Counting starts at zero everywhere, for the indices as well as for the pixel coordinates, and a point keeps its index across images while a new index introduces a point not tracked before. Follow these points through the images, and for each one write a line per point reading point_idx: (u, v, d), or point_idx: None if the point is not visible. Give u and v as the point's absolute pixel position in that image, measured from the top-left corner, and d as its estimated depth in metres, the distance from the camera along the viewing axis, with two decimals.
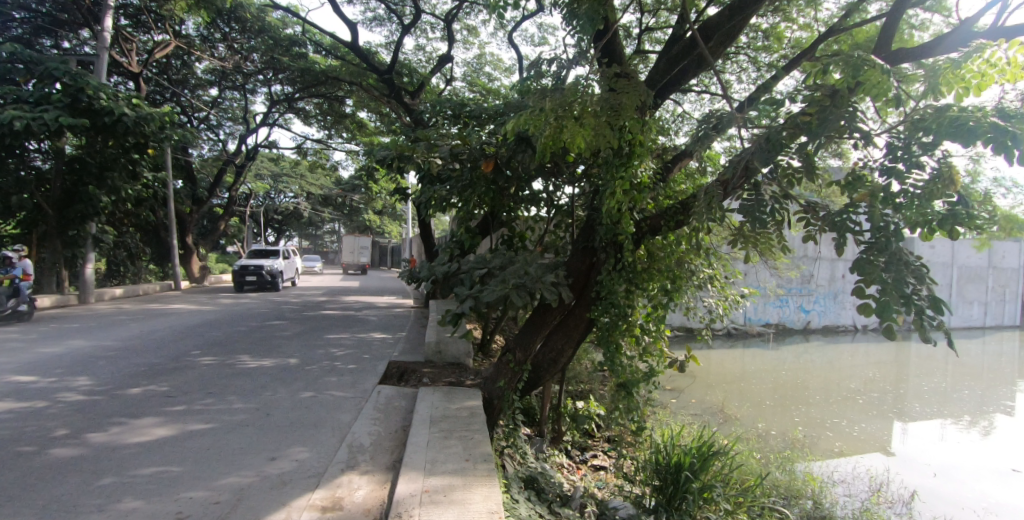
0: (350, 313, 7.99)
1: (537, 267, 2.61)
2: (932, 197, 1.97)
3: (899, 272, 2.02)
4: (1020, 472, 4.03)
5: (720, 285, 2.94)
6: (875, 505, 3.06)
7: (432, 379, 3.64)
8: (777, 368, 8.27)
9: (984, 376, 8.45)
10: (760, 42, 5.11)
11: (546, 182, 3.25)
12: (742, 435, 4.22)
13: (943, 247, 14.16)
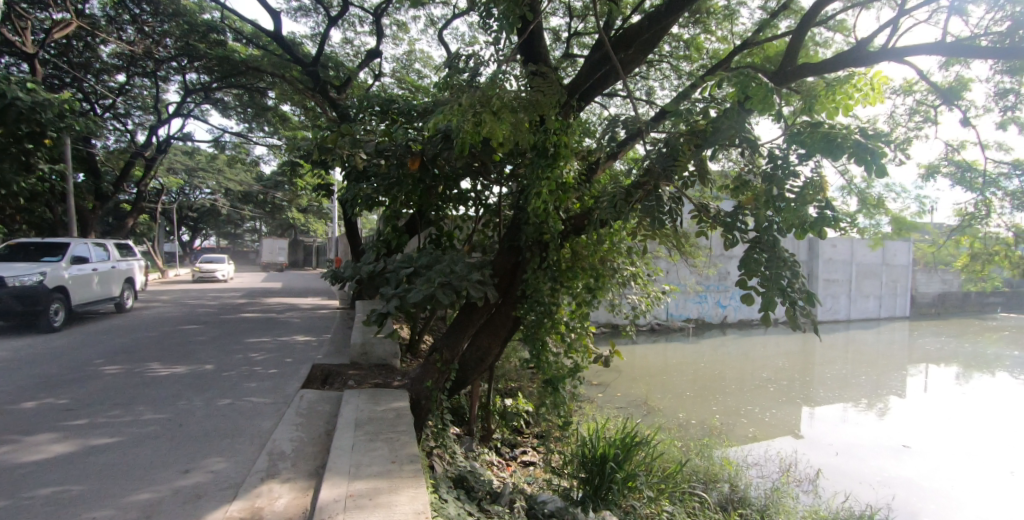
0: (273, 316, 7.63)
1: (462, 265, 2.64)
2: (804, 202, 2.14)
3: (780, 268, 2.20)
4: (910, 448, 4.53)
5: (643, 282, 3.05)
6: (785, 484, 3.29)
7: (357, 381, 3.55)
8: (696, 361, 8.78)
9: (878, 363, 9.37)
10: (682, 52, 5.33)
11: (474, 182, 3.24)
12: (665, 426, 4.44)
13: (845, 247, 15.51)
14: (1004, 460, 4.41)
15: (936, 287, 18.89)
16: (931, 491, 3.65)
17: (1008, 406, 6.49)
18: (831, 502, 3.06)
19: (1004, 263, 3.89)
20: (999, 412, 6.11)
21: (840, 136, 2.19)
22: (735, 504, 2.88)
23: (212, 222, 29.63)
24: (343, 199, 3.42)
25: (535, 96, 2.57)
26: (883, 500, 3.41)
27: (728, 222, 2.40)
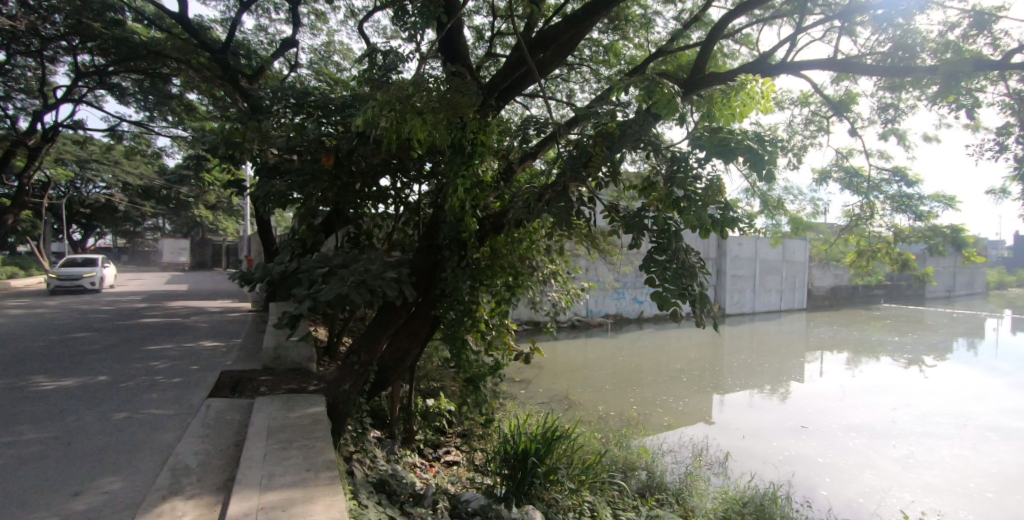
0: (179, 321, 7.10)
1: (378, 265, 2.72)
2: (707, 202, 2.22)
3: (681, 270, 2.26)
4: (806, 428, 4.99)
5: (562, 280, 3.21)
6: (697, 468, 3.50)
7: (270, 388, 3.41)
8: (614, 355, 9.17)
9: (778, 351, 10.26)
10: (600, 57, 5.51)
11: (394, 179, 3.37)
12: (585, 419, 4.60)
13: (751, 245, 16.77)
14: (884, 435, 4.96)
15: (830, 281, 20.88)
16: (827, 467, 4.02)
17: (885, 386, 7.32)
18: (737, 481, 3.28)
19: (882, 258, 4.37)
20: (878, 393, 6.88)
21: (736, 143, 2.29)
22: (652, 491, 3.03)
23: (109, 220, 26.91)
24: (255, 196, 3.27)
25: (453, 96, 2.68)
26: (784, 477, 3.70)
27: (636, 221, 2.40)
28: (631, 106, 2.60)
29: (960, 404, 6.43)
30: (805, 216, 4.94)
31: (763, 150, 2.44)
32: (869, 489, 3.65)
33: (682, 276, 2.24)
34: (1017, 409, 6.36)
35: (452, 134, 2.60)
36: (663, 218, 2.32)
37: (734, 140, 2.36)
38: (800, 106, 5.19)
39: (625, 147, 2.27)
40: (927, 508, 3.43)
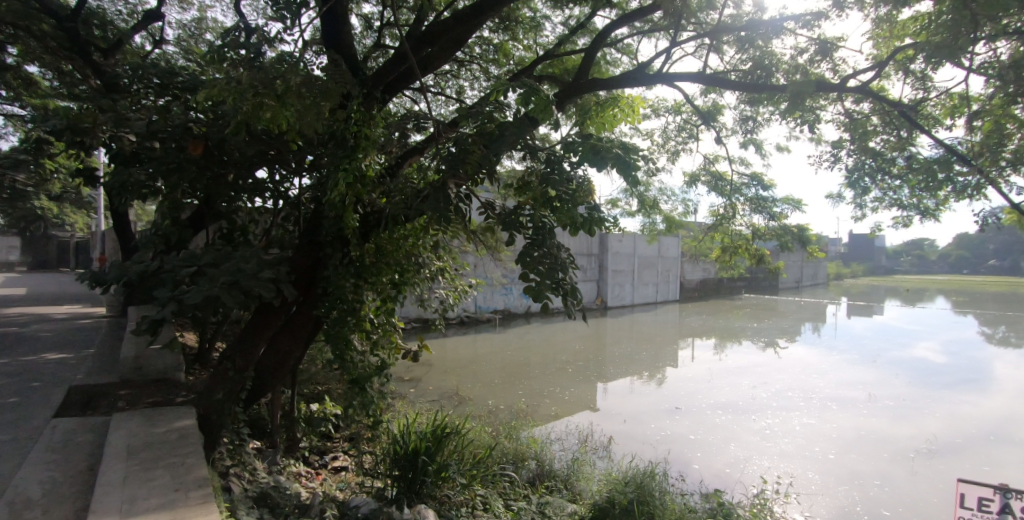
0: (10, 331, 6.04)
1: (253, 263, 2.56)
2: (577, 202, 2.44)
3: (553, 265, 2.37)
4: (678, 409, 5.48)
5: (450, 278, 3.38)
6: (583, 453, 3.70)
7: (130, 403, 3.06)
8: (502, 350, 9.41)
9: (652, 340, 11.20)
10: (490, 56, 5.57)
11: (272, 171, 3.28)
12: (475, 414, 4.68)
13: (630, 242, 18.05)
14: (746, 410, 5.61)
15: (699, 275, 23.14)
16: (703, 443, 4.43)
17: (746, 368, 8.28)
18: (619, 462, 3.53)
19: (742, 254, 4.92)
20: (740, 373, 7.77)
21: (602, 147, 2.40)
22: (542, 479, 3.18)
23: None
24: (108, 187, 2.94)
25: (326, 84, 2.69)
26: (661, 455, 4.04)
27: (509, 220, 2.46)
28: (508, 109, 2.65)
29: (803, 380, 7.47)
30: (677, 216, 5.41)
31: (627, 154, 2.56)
32: (736, 460, 4.09)
33: (556, 271, 2.36)
34: (846, 381, 7.54)
35: (316, 117, 2.62)
36: (538, 214, 2.46)
37: (600, 144, 2.47)
38: (673, 114, 5.62)
39: (505, 147, 2.34)
40: (781, 471, 3.94)
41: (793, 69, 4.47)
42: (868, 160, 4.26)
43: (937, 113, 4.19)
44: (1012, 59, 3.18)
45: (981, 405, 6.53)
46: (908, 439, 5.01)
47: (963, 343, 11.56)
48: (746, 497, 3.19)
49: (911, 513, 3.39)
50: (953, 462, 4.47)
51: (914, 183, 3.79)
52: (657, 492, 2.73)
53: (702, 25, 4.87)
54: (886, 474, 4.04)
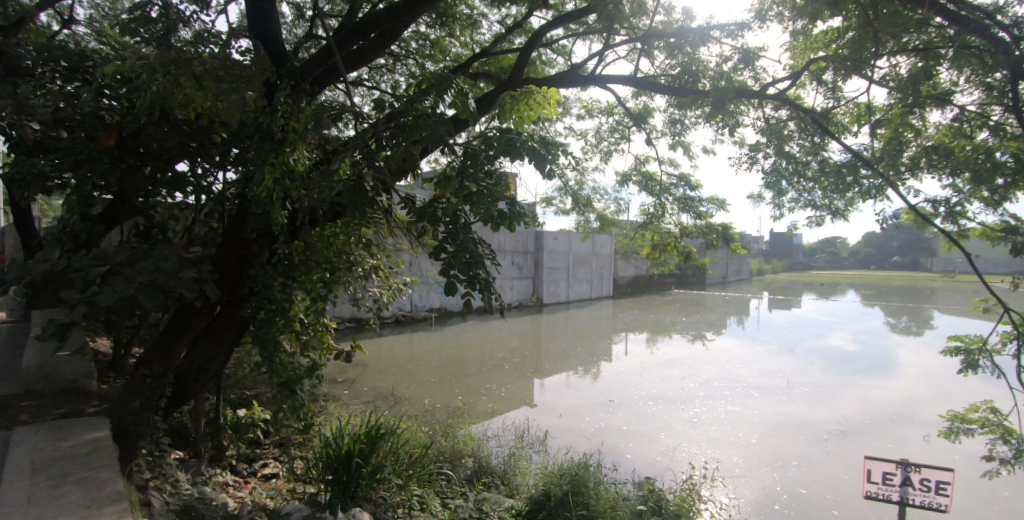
0: None
1: (173, 261, 2.42)
2: (496, 195, 2.39)
3: (468, 258, 2.28)
4: (611, 401, 5.69)
5: (383, 275, 3.47)
6: (519, 449, 3.75)
7: (32, 415, 2.79)
8: (439, 348, 9.43)
9: (587, 335, 11.57)
10: (427, 52, 5.52)
11: (193, 163, 3.14)
12: (409, 414, 4.68)
13: (564, 240, 18.41)
14: (678, 401, 5.89)
15: (632, 271, 24.02)
16: (639, 433, 4.62)
17: (678, 360, 8.69)
18: (554, 456, 3.62)
19: (671, 251, 5.13)
20: (673, 366, 8.13)
21: (520, 142, 2.34)
22: (479, 474, 3.24)
23: None
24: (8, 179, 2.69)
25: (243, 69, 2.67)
26: (596, 446, 4.17)
27: (427, 210, 2.38)
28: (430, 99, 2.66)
29: (729, 370, 7.94)
30: (611, 214, 5.59)
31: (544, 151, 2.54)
32: (670, 448, 4.29)
33: (474, 265, 2.28)
34: (766, 370, 8.05)
35: (234, 105, 2.59)
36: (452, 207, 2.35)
37: (518, 140, 2.42)
38: (606, 114, 5.78)
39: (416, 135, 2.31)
40: (708, 457, 4.17)
41: (718, 75, 4.65)
42: (785, 163, 4.52)
43: (844, 120, 4.49)
44: (911, 72, 3.46)
45: (883, 388, 7.20)
46: (822, 422, 5.45)
47: (869, 332, 12.71)
48: (675, 483, 3.37)
49: (825, 490, 3.69)
50: (860, 441, 4.91)
51: (825, 185, 4.08)
52: (591, 482, 2.82)
53: (634, 30, 5.05)
54: (804, 454, 4.37)
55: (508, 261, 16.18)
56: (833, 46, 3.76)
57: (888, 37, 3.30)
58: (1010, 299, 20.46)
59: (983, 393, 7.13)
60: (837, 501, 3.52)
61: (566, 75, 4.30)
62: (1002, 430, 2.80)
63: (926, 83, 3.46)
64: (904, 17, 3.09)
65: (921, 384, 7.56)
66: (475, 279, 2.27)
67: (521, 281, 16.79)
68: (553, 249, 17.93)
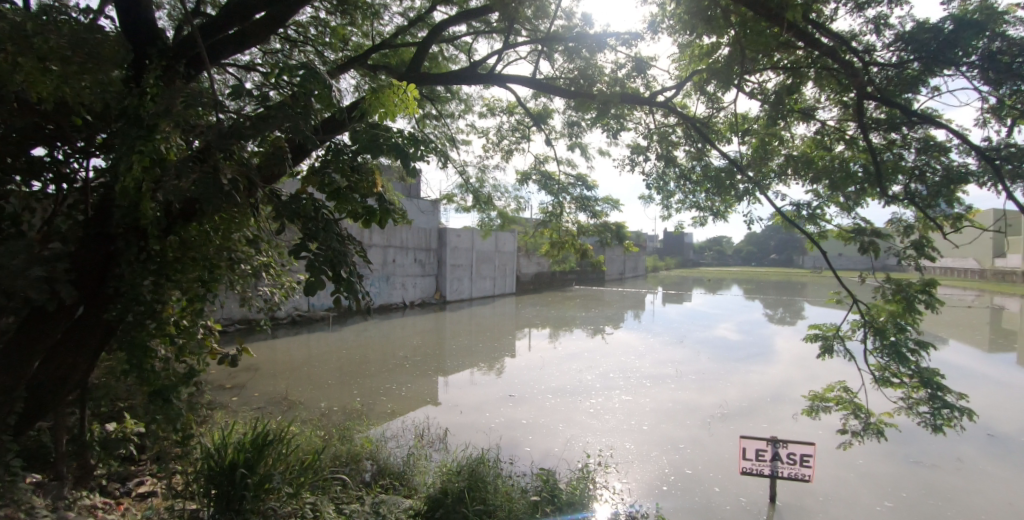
0: None
1: (21, 259, 2.15)
2: (358, 190, 2.65)
3: (330, 257, 2.30)
4: (512, 395, 6.23)
5: (275, 273, 3.49)
6: (418, 448, 4.06)
7: None
8: (339, 348, 9.57)
9: (491, 332, 12.10)
10: (325, 39, 5.38)
11: (53, 148, 2.80)
12: (306, 418, 5.06)
13: (467, 237, 18.76)
14: (576, 393, 6.43)
15: (535, 268, 24.94)
16: (540, 426, 5.08)
17: (578, 353, 9.30)
18: (451, 453, 4.00)
19: (568, 249, 5.39)
20: (574, 359, 8.71)
21: (382, 142, 2.41)
22: (380, 475, 3.55)
23: None
24: None
25: (98, 53, 2.51)
26: (494, 441, 4.58)
27: (288, 205, 2.39)
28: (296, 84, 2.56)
29: (625, 361, 8.58)
30: (509, 212, 5.83)
31: (409, 146, 2.68)
32: (571, 441, 4.74)
33: (339, 264, 2.32)
34: (660, 360, 8.76)
35: (90, 96, 2.43)
36: (310, 206, 2.39)
37: (382, 138, 2.48)
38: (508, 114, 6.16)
39: (270, 127, 2.24)
40: (602, 446, 4.68)
41: (612, 82, 4.95)
42: (674, 167, 4.92)
43: (721, 128, 4.97)
44: (782, 87, 3.83)
45: (763, 372, 8.06)
46: (708, 406, 6.10)
47: (750, 322, 14.19)
48: (572, 473, 3.73)
49: (708, 469, 4.28)
50: (740, 421, 5.57)
51: (708, 188, 4.52)
52: (487, 478, 3.17)
53: (536, 32, 5.22)
54: (685, 439, 4.92)
55: (411, 258, 16.19)
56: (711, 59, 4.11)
57: (762, 55, 3.64)
58: (858, 289, 23.85)
59: (842, 373, 8.23)
60: (717, 479, 4.11)
61: (469, 75, 4.47)
62: (854, 406, 3.15)
63: (792, 98, 3.89)
64: (771, 36, 3.38)
65: (794, 367, 8.53)
66: (339, 278, 2.31)
67: (424, 278, 16.89)
68: (456, 246, 18.25)
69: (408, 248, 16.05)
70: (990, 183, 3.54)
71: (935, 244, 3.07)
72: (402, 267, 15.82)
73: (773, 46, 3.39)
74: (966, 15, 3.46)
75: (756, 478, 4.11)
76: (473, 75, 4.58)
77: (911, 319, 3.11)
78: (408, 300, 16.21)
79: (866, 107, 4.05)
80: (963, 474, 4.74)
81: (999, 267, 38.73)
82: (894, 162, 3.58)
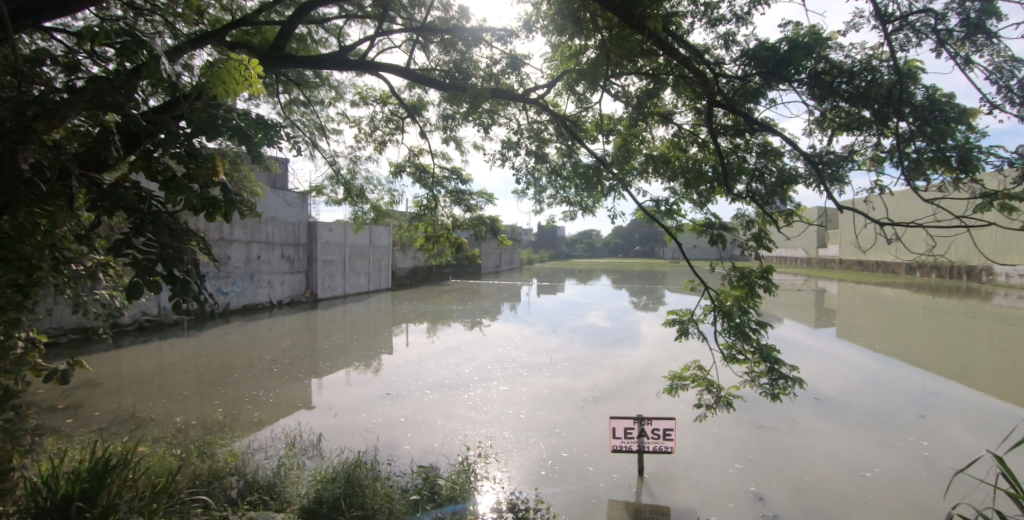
0: None
1: None
2: (193, 180, 2.82)
3: (164, 255, 2.41)
4: (388, 393, 6.75)
5: (114, 274, 3.30)
6: (286, 457, 4.33)
7: None
8: (199, 354, 8.99)
9: (369, 329, 12.15)
10: (176, 10, 5.06)
11: None
12: (160, 437, 4.95)
13: (339, 232, 18.23)
14: (455, 387, 7.03)
15: (410, 263, 24.75)
16: (419, 423, 5.57)
17: (456, 347, 9.79)
18: (325, 460, 4.31)
19: (443, 241, 6.26)
20: (453, 353, 9.25)
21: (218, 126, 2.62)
22: (254, 488, 3.50)
23: None
24: None
25: None
26: (371, 443, 4.95)
27: (111, 192, 2.42)
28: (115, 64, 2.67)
29: (503, 352, 9.21)
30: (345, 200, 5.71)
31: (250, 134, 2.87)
32: (452, 435, 5.21)
33: (172, 263, 2.44)
34: (535, 350, 9.43)
35: None
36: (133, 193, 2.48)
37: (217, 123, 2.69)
38: (383, 105, 6.72)
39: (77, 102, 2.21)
40: (484, 436, 5.21)
41: (487, 77, 5.10)
42: (545, 163, 5.34)
43: (588, 126, 5.32)
44: (647, 90, 4.30)
45: (632, 355, 8.88)
46: (581, 391, 6.78)
47: (618, 309, 15.48)
48: (454, 468, 4.09)
49: (583, 450, 4.89)
50: (610, 402, 6.26)
51: (578, 184, 4.92)
52: (366, 480, 3.42)
53: (411, 23, 5.43)
54: (551, 424, 5.59)
55: (278, 253, 15.32)
56: (579, 60, 4.38)
57: (628, 58, 3.98)
58: (705, 276, 27.25)
59: (695, 352, 9.31)
60: (590, 458, 4.71)
61: (337, 59, 4.93)
62: (707, 382, 3.54)
63: (652, 102, 4.39)
64: (633, 43, 3.66)
65: (658, 348, 9.49)
66: (173, 278, 2.43)
67: (294, 275, 16.11)
68: (328, 240, 17.64)
69: (278, 243, 15.35)
70: (816, 185, 4.12)
71: (771, 236, 3.52)
72: (268, 264, 14.91)
73: (633, 51, 3.78)
74: (797, 38, 3.96)
75: (625, 454, 4.76)
76: (336, 58, 4.99)
77: (752, 303, 3.53)
78: (276, 299, 15.35)
79: (716, 113, 4.66)
80: (794, 432, 5.56)
81: (819, 255, 46.28)
82: (739, 164, 4.07)
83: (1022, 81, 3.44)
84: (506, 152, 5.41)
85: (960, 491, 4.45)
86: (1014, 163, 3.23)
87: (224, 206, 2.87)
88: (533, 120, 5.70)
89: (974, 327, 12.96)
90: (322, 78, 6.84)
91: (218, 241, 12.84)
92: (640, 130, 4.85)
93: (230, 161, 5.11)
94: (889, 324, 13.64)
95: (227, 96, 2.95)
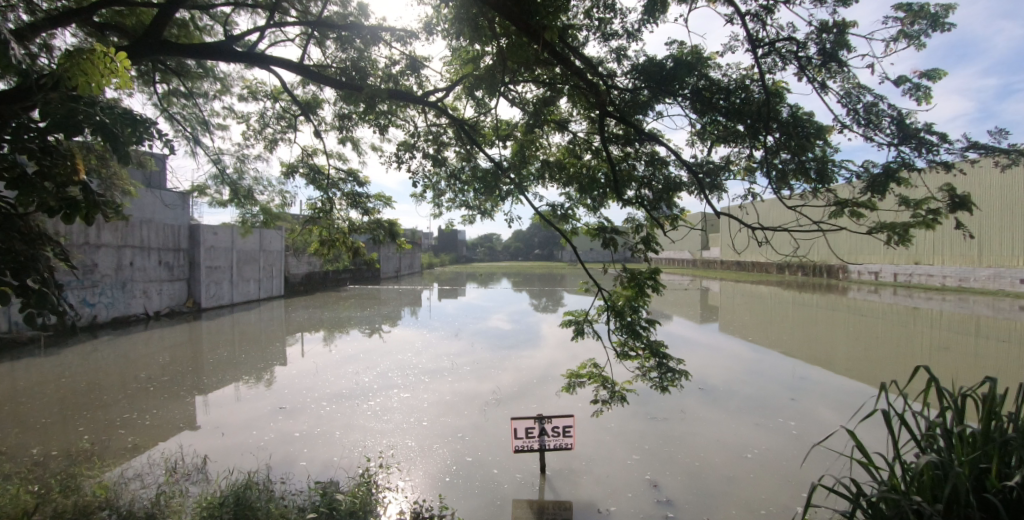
0: None
1: None
2: (47, 174, 2.70)
3: (15, 264, 2.47)
4: (282, 407, 6.37)
5: None
6: (168, 484, 3.92)
7: None
8: (58, 376, 7.86)
9: (261, 339, 11.42)
10: None
11: None
12: (11, 471, 4.26)
13: (225, 234, 16.89)
14: (354, 397, 6.78)
15: (303, 268, 23.50)
16: (317, 437, 5.29)
17: (355, 355, 9.47)
18: (212, 484, 3.96)
19: (339, 245, 6.12)
20: (351, 362, 8.93)
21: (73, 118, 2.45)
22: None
23: None
24: None
25: None
26: (264, 462, 4.63)
27: None
28: None
29: (404, 359, 9.05)
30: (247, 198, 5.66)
31: (118, 129, 2.70)
32: (352, 447, 5.04)
33: (24, 273, 2.49)
34: (436, 355, 9.38)
35: None
36: None
37: (80, 115, 2.51)
38: (274, 101, 6.38)
39: None
40: (386, 446, 5.08)
41: (386, 77, 4.99)
42: (444, 167, 5.41)
43: (485, 131, 5.41)
44: (543, 98, 4.54)
45: (532, 356, 9.15)
46: (484, 394, 6.84)
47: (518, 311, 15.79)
48: (357, 482, 3.95)
49: (486, 454, 4.91)
50: (513, 404, 6.38)
51: (476, 188, 5.02)
52: (257, 504, 3.20)
53: (305, 17, 5.24)
54: (458, 428, 5.59)
55: (155, 259, 13.87)
56: (477, 65, 4.50)
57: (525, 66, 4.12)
58: (601, 278, 28.70)
59: (591, 350, 9.77)
60: (495, 461, 4.76)
61: (230, 52, 4.58)
62: (602, 379, 3.75)
63: (547, 109, 4.64)
64: (530, 52, 3.78)
65: (558, 348, 9.86)
66: (26, 290, 2.47)
67: (173, 283, 14.67)
68: (213, 245, 16.26)
69: (156, 246, 13.94)
70: (697, 192, 4.51)
71: (657, 240, 3.87)
72: (143, 271, 13.43)
73: (531, 61, 3.94)
74: (682, 56, 4.34)
75: (528, 456, 4.86)
76: (224, 45, 4.63)
77: (642, 302, 3.76)
78: (153, 309, 13.86)
79: (608, 122, 4.99)
80: (683, 421, 5.99)
81: (704, 257, 50.66)
82: (629, 172, 4.40)
83: (865, 105, 3.99)
84: (402, 154, 5.35)
85: (824, 463, 5.06)
86: (859, 176, 3.74)
87: (85, 208, 2.68)
88: (432, 123, 5.72)
89: (822, 319, 14.96)
90: (206, 69, 6.33)
91: (82, 245, 11.42)
92: (536, 137, 5.05)
93: (98, 158, 4.55)
94: (758, 318, 15.30)
95: (90, 88, 2.57)
